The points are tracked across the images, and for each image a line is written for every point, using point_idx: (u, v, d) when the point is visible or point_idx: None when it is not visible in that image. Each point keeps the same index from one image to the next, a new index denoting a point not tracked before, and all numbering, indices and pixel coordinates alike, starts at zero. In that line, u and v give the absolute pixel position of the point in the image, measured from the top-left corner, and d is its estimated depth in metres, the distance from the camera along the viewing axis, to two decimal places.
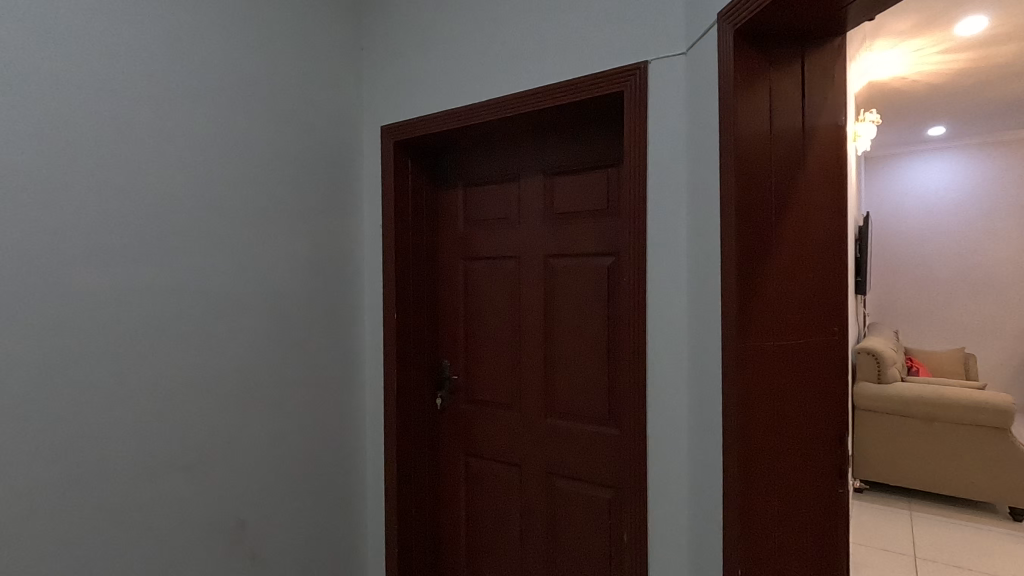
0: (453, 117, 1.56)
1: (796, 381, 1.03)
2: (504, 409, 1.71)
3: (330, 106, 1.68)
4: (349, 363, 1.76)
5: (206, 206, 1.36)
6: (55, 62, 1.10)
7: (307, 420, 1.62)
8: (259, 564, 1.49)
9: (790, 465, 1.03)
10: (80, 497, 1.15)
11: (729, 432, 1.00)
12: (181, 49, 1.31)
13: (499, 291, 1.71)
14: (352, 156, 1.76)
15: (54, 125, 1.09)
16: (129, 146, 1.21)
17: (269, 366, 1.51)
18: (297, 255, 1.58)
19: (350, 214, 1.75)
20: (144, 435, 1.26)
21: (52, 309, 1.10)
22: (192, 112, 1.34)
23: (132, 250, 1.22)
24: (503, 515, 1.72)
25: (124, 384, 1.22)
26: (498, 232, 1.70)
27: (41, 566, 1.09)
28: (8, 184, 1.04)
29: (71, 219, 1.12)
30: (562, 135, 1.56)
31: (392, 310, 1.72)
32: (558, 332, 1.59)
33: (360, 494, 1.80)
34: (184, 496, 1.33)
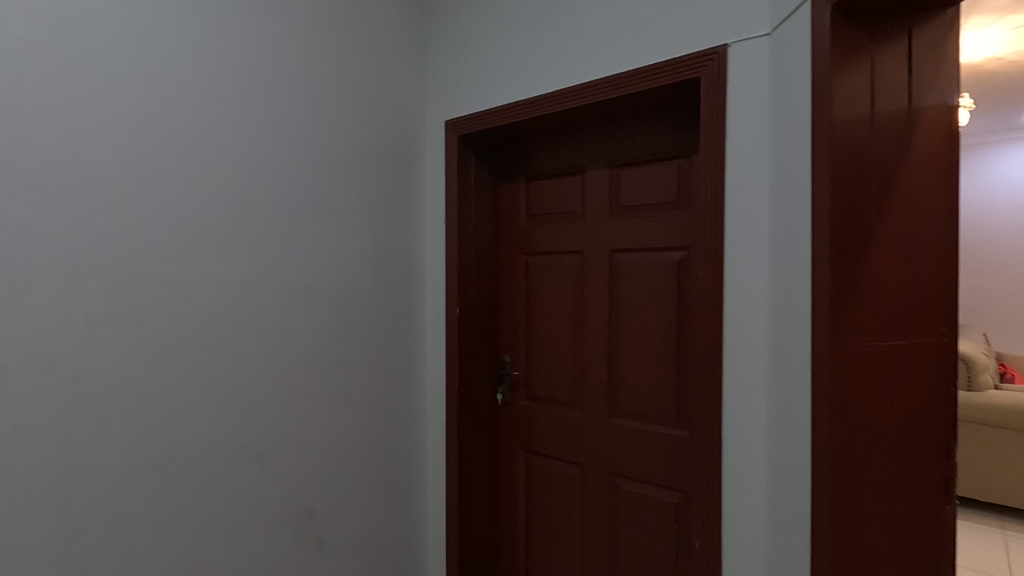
0: (518, 109, 1.54)
1: (900, 389, 0.94)
2: (566, 408, 1.68)
3: (395, 102, 1.70)
4: (412, 358, 1.77)
5: (279, 202, 1.40)
6: (141, 67, 1.17)
7: (372, 412, 1.65)
8: (325, 552, 1.53)
9: (890, 479, 0.95)
10: (162, 478, 1.22)
11: (820, 439, 0.94)
12: (256, 51, 1.36)
13: (562, 287, 1.68)
14: (416, 152, 1.77)
15: (140, 128, 1.17)
16: (208, 145, 1.27)
17: (336, 359, 1.54)
18: (363, 250, 1.60)
19: (413, 208, 1.76)
20: (221, 422, 1.31)
21: (138, 300, 1.18)
22: (266, 111, 1.38)
23: (209, 245, 1.28)
24: (565, 514, 1.69)
25: (203, 372, 1.28)
26: (562, 227, 1.66)
27: (126, 540, 1.17)
28: (100, 182, 1.12)
29: (155, 215, 1.19)
30: (631, 125, 1.50)
31: (453, 305, 1.72)
32: (624, 330, 1.54)
33: (421, 487, 1.81)
34: (257, 482, 1.38)
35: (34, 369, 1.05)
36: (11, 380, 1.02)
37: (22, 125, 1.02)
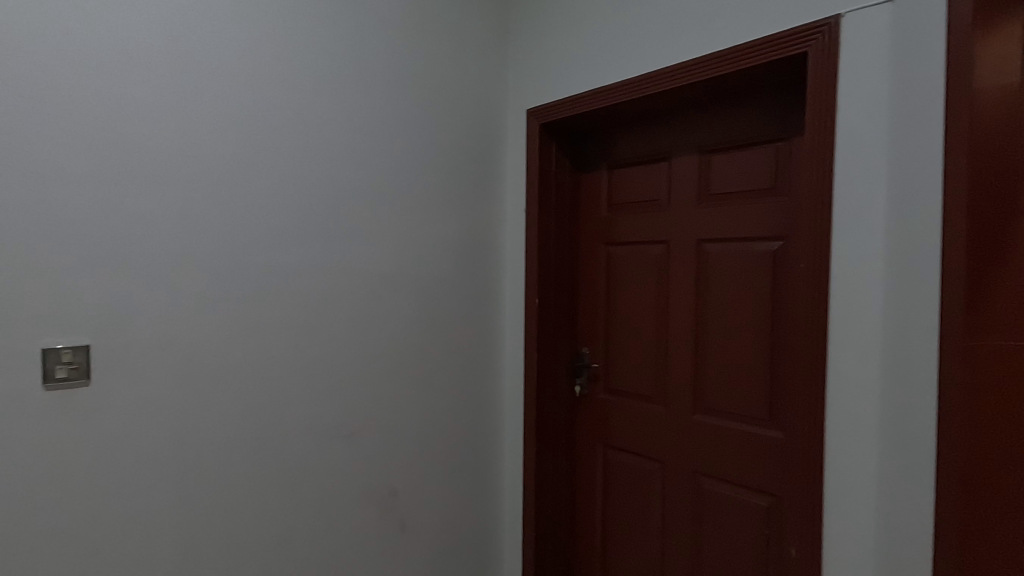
0: (604, 95, 1.50)
1: (993, 394, 0.96)
2: (647, 403, 1.63)
3: (477, 92, 1.70)
4: (490, 347, 1.78)
5: (368, 192, 1.45)
6: (247, 66, 1.24)
7: (453, 399, 1.67)
8: (407, 532, 1.57)
9: (987, 484, 0.97)
10: (263, 452, 1.30)
11: (948, 430, 0.96)
12: (349, 46, 1.40)
13: (645, 278, 1.62)
14: (497, 141, 1.77)
15: (246, 123, 1.24)
16: (305, 138, 1.33)
17: (419, 346, 1.58)
18: (446, 239, 1.62)
19: (494, 198, 1.76)
20: (315, 403, 1.38)
21: (243, 284, 1.25)
22: (358, 104, 1.42)
23: (305, 234, 1.34)
24: (643, 510, 1.65)
25: (300, 355, 1.35)
26: (646, 216, 1.61)
27: (231, 507, 1.26)
28: (211, 175, 1.20)
29: (258, 206, 1.26)
30: (725, 108, 1.43)
31: (533, 295, 1.71)
32: (712, 324, 1.47)
33: (498, 475, 1.83)
34: (346, 461, 1.44)
35: (155, 345, 1.15)
36: (137, 355, 1.13)
37: (146, 124, 1.12)
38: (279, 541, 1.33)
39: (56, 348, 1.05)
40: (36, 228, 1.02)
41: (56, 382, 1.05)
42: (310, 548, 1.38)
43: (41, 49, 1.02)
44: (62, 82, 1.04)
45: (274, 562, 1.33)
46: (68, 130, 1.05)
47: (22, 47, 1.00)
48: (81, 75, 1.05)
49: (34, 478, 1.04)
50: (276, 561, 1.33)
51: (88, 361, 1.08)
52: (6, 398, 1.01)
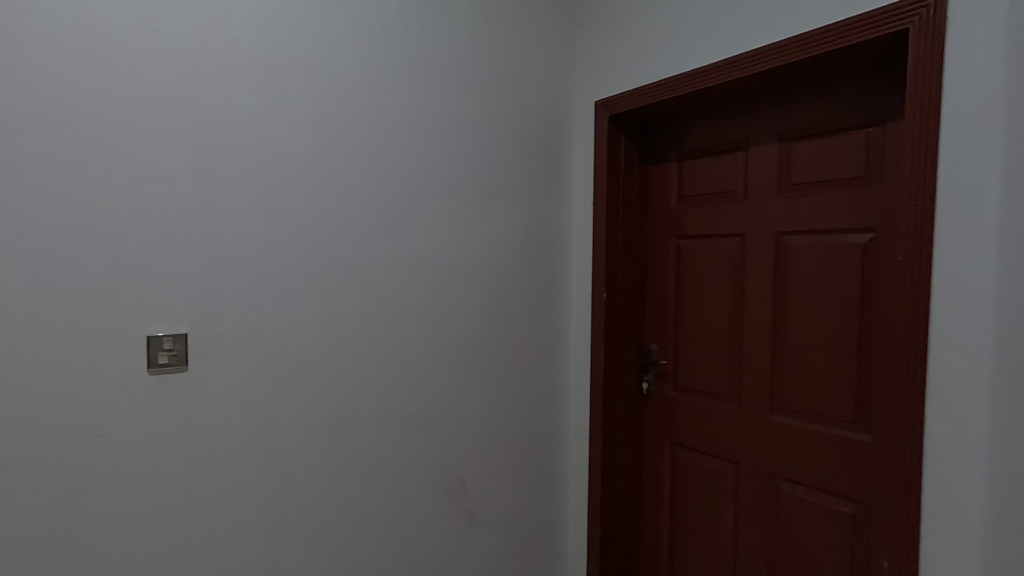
0: (679, 83, 1.46)
1: None
2: (720, 401, 1.57)
3: (545, 85, 1.69)
4: (556, 341, 1.77)
5: (440, 187, 1.47)
6: (328, 66, 1.29)
7: (519, 393, 1.68)
8: (475, 523, 1.59)
9: None
10: (341, 439, 1.35)
11: None
12: (423, 43, 1.43)
13: (718, 272, 1.56)
14: (565, 133, 1.75)
15: (327, 121, 1.29)
16: (381, 135, 1.36)
17: (487, 339, 1.59)
18: (513, 233, 1.62)
19: (561, 191, 1.75)
20: (389, 393, 1.41)
21: (323, 277, 1.30)
22: (431, 100, 1.45)
23: (380, 228, 1.37)
24: (714, 512, 1.59)
25: (376, 345, 1.39)
26: (719, 208, 1.55)
27: (312, 491, 1.31)
28: (296, 172, 1.25)
29: (338, 201, 1.31)
30: (809, 92, 1.35)
31: (601, 289, 1.68)
32: (792, 320, 1.40)
33: (563, 470, 1.82)
34: (417, 450, 1.47)
35: (245, 335, 1.22)
36: (229, 344, 1.20)
37: (238, 125, 1.18)
38: (355, 525, 1.38)
39: (159, 335, 1.12)
40: (142, 224, 1.09)
41: (159, 367, 1.13)
42: (383, 534, 1.42)
43: (146, 56, 1.08)
44: (164, 88, 1.10)
45: (350, 546, 1.37)
46: (169, 132, 1.11)
47: (129, 56, 1.07)
48: (180, 80, 1.12)
49: (141, 457, 1.12)
50: (353, 544, 1.38)
51: (187, 348, 1.15)
52: (117, 381, 1.09)
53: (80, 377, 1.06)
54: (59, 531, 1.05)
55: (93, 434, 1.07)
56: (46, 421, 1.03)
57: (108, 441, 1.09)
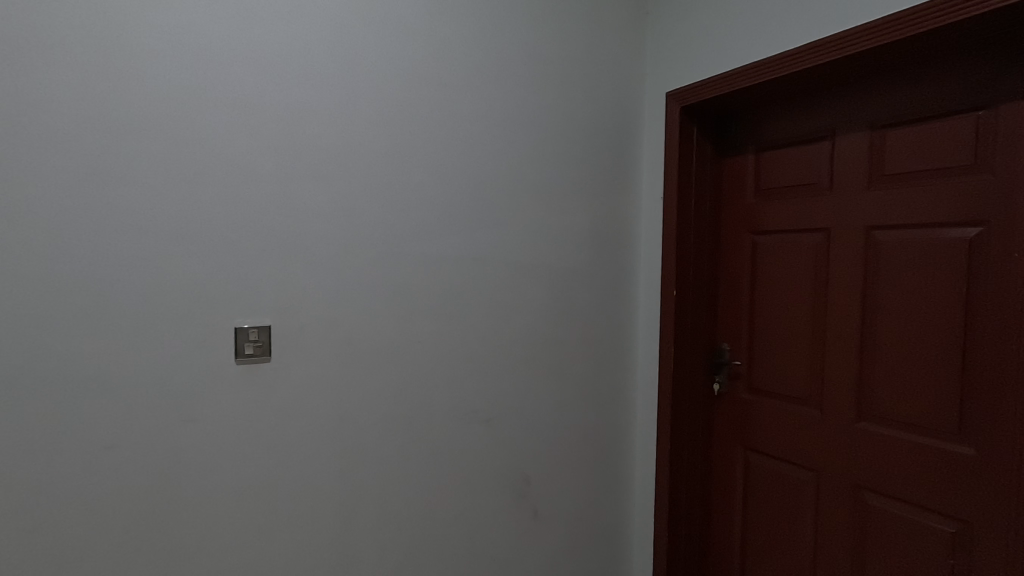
0: (758, 70, 1.38)
1: None
2: (799, 406, 1.49)
3: (614, 77, 1.65)
4: (623, 340, 1.73)
5: (508, 183, 1.46)
6: (401, 65, 1.31)
7: (585, 391, 1.65)
8: (540, 520, 1.59)
9: None
10: (411, 431, 1.37)
11: None
12: (492, 39, 1.43)
13: (798, 269, 1.47)
14: (634, 126, 1.71)
15: (400, 119, 1.31)
16: (451, 132, 1.38)
17: (553, 335, 1.57)
18: (580, 229, 1.60)
19: (629, 186, 1.70)
20: (457, 387, 1.43)
21: (395, 273, 1.33)
22: (500, 97, 1.44)
23: (450, 224, 1.39)
24: (791, 522, 1.51)
25: (444, 341, 1.40)
26: (801, 201, 1.46)
27: (382, 481, 1.35)
28: (370, 170, 1.28)
29: (409, 198, 1.33)
30: (906, 76, 1.25)
31: (671, 287, 1.63)
32: (884, 321, 1.30)
33: (629, 470, 1.78)
34: (484, 446, 1.48)
35: (323, 328, 1.26)
36: (308, 337, 1.24)
37: (317, 125, 1.22)
38: (424, 516, 1.40)
39: (245, 327, 1.18)
40: (230, 222, 1.15)
41: (246, 357, 1.19)
42: (450, 528, 1.44)
43: (234, 62, 1.14)
44: (251, 91, 1.16)
45: (419, 536, 1.40)
46: (254, 134, 1.17)
47: (220, 62, 1.13)
48: (264, 84, 1.17)
49: (227, 442, 1.18)
50: (421, 535, 1.40)
51: (271, 340, 1.21)
52: (207, 370, 1.16)
53: (175, 365, 1.13)
54: (155, 508, 1.12)
55: (185, 419, 1.14)
56: (146, 405, 1.11)
57: (199, 427, 1.15)
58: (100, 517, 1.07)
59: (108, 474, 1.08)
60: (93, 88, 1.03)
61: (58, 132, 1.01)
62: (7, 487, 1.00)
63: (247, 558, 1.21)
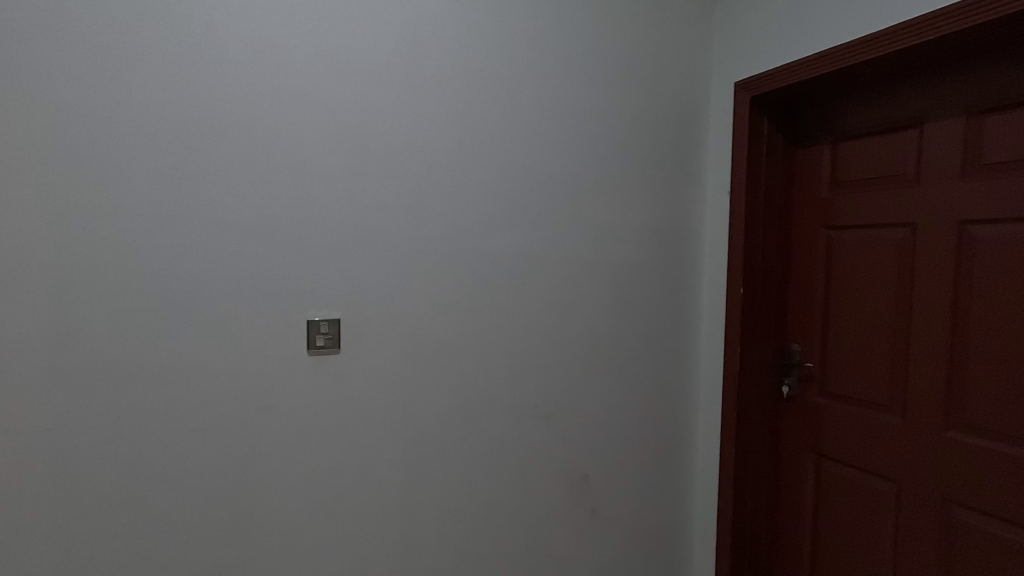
0: (835, 57, 1.31)
1: None
2: (878, 412, 1.40)
3: (680, 68, 1.60)
4: (685, 338, 1.68)
5: (569, 178, 1.45)
6: (464, 62, 1.32)
7: (646, 390, 1.62)
8: (598, 519, 1.57)
9: None
10: (471, 426, 1.39)
11: None
12: (554, 33, 1.41)
13: (879, 267, 1.38)
14: (700, 118, 1.65)
15: (463, 117, 1.33)
16: (513, 128, 1.38)
17: (613, 333, 1.55)
18: (642, 224, 1.57)
19: (694, 180, 1.65)
20: (516, 383, 1.43)
21: (457, 269, 1.35)
22: (562, 91, 1.43)
23: (511, 220, 1.39)
24: (868, 534, 1.42)
25: (504, 336, 1.41)
26: (883, 194, 1.37)
27: (443, 473, 1.37)
28: (434, 167, 1.30)
29: (472, 195, 1.34)
30: (1006, 58, 1.15)
31: (738, 284, 1.57)
32: (978, 324, 1.20)
33: (690, 472, 1.73)
34: (542, 442, 1.48)
35: (388, 322, 1.29)
36: (374, 331, 1.28)
37: (384, 124, 1.26)
38: (483, 510, 1.42)
39: (316, 320, 1.23)
40: (303, 219, 1.20)
41: (317, 349, 1.23)
42: (509, 522, 1.45)
43: (307, 65, 1.18)
44: (322, 93, 1.20)
45: (478, 529, 1.42)
46: (326, 133, 1.21)
47: (294, 66, 1.17)
48: (335, 84, 1.21)
49: (299, 429, 1.23)
50: (481, 527, 1.42)
51: (340, 332, 1.25)
52: (282, 360, 1.21)
53: (251, 356, 1.19)
54: (235, 490, 1.19)
55: (261, 406, 1.20)
56: (226, 392, 1.17)
57: (273, 415, 1.21)
58: (186, 495, 1.15)
59: (194, 456, 1.15)
60: (181, 94, 1.10)
61: (151, 135, 1.08)
62: (106, 463, 1.09)
63: (318, 541, 1.26)
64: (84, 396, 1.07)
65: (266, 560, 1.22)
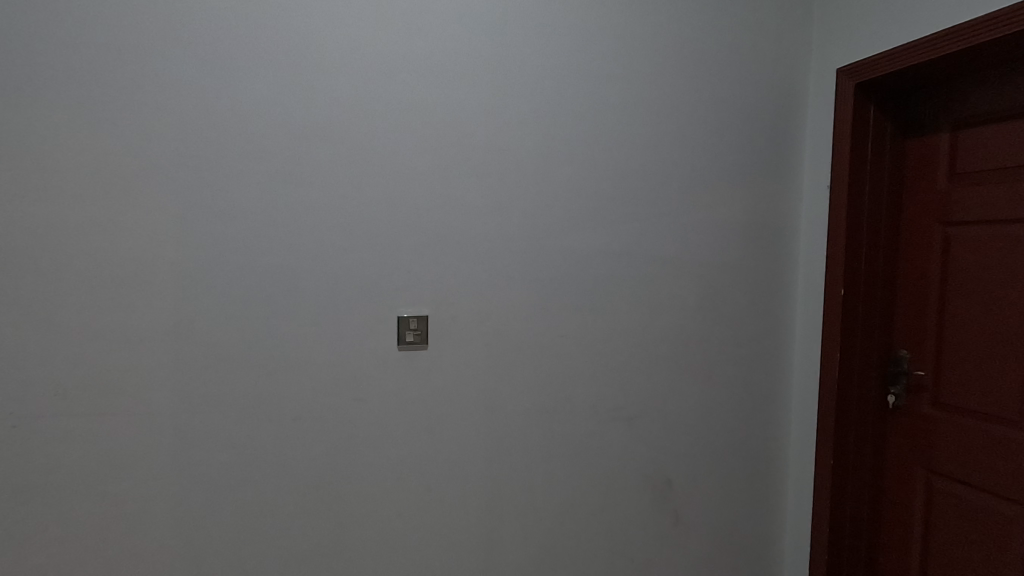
0: (952, 38, 1.19)
1: None
2: (1005, 429, 1.25)
3: (776, 56, 1.52)
4: (778, 341, 1.60)
5: (656, 175, 1.41)
6: (552, 61, 1.31)
7: (734, 394, 1.55)
8: (681, 526, 1.52)
9: None
10: (553, 425, 1.39)
11: None
12: (643, 26, 1.38)
13: (1007, 267, 1.24)
14: (797, 108, 1.56)
15: (549, 116, 1.32)
16: (599, 126, 1.36)
17: (700, 334, 1.50)
18: (732, 222, 1.50)
19: (790, 174, 1.56)
20: (599, 384, 1.41)
21: (542, 268, 1.34)
22: (650, 87, 1.40)
23: (595, 219, 1.37)
24: (991, 564, 1.28)
25: (588, 336, 1.40)
26: (1012, 185, 1.22)
27: (525, 471, 1.38)
28: (520, 167, 1.31)
29: (556, 193, 1.34)
30: None
31: (838, 285, 1.47)
32: None
33: (781, 483, 1.64)
34: (625, 444, 1.45)
35: (474, 320, 1.31)
36: (461, 328, 1.31)
37: (472, 126, 1.27)
38: (564, 509, 1.41)
39: (406, 316, 1.27)
40: (394, 220, 1.25)
41: (407, 345, 1.27)
42: (590, 523, 1.44)
43: (400, 71, 1.22)
44: (414, 97, 1.23)
45: (559, 528, 1.41)
46: (417, 136, 1.24)
47: (388, 72, 1.22)
48: (425, 86, 1.24)
49: (388, 422, 1.28)
50: (561, 526, 1.41)
51: (428, 328, 1.29)
52: (374, 354, 1.26)
53: (346, 350, 1.24)
54: (331, 477, 1.25)
55: (355, 398, 1.26)
56: (324, 384, 1.24)
57: (366, 407, 1.26)
58: (287, 479, 1.22)
59: (295, 443, 1.22)
60: (288, 103, 1.17)
61: (260, 143, 1.16)
62: (218, 446, 1.18)
63: (406, 530, 1.30)
64: (201, 384, 1.17)
65: (358, 545, 1.28)
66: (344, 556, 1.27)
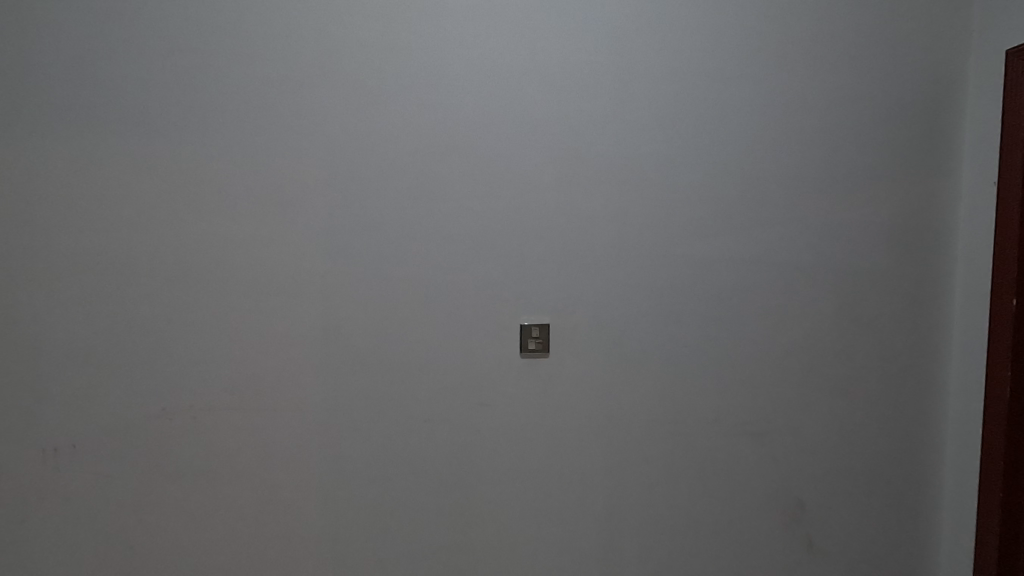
0: None
1: None
2: None
3: (928, 40, 1.37)
4: (932, 356, 1.43)
5: (788, 178, 1.33)
6: (675, 64, 1.28)
7: (877, 414, 1.42)
8: (815, 553, 1.42)
9: None
10: (675, 437, 1.35)
11: None
12: (774, 21, 1.31)
13: None
14: (955, 96, 1.39)
15: (672, 120, 1.29)
16: (725, 128, 1.31)
17: (837, 346, 1.39)
18: (875, 224, 1.38)
19: (945, 170, 1.40)
20: (723, 397, 1.35)
21: (662, 277, 1.32)
22: (781, 85, 1.32)
23: (720, 226, 1.32)
24: None
25: (712, 347, 1.34)
26: None
27: (645, 483, 1.35)
28: (641, 174, 1.29)
29: (679, 199, 1.30)
30: None
31: (1010, 295, 1.28)
32: None
33: (935, 514, 1.47)
34: (752, 461, 1.37)
35: (594, 328, 1.31)
36: (581, 338, 1.31)
37: (593, 135, 1.28)
38: (688, 525, 1.37)
39: (529, 325, 1.30)
40: (517, 230, 1.28)
41: (529, 352, 1.30)
42: (715, 542, 1.38)
43: (524, 86, 1.25)
44: (537, 109, 1.26)
45: (682, 543, 1.37)
46: (540, 149, 1.27)
47: (512, 87, 1.25)
48: (549, 99, 1.26)
49: (511, 428, 1.31)
50: (684, 542, 1.37)
51: (550, 336, 1.31)
52: (498, 361, 1.30)
53: (471, 357, 1.29)
54: (457, 477, 1.30)
55: (480, 403, 1.30)
56: (452, 389, 1.29)
57: (489, 413, 1.30)
58: (417, 477, 1.29)
59: (425, 444, 1.29)
60: (420, 123, 1.24)
61: (396, 161, 1.24)
62: (356, 442, 1.28)
63: (527, 533, 1.33)
64: (343, 385, 1.27)
65: (482, 545, 1.32)
66: (469, 555, 1.32)
